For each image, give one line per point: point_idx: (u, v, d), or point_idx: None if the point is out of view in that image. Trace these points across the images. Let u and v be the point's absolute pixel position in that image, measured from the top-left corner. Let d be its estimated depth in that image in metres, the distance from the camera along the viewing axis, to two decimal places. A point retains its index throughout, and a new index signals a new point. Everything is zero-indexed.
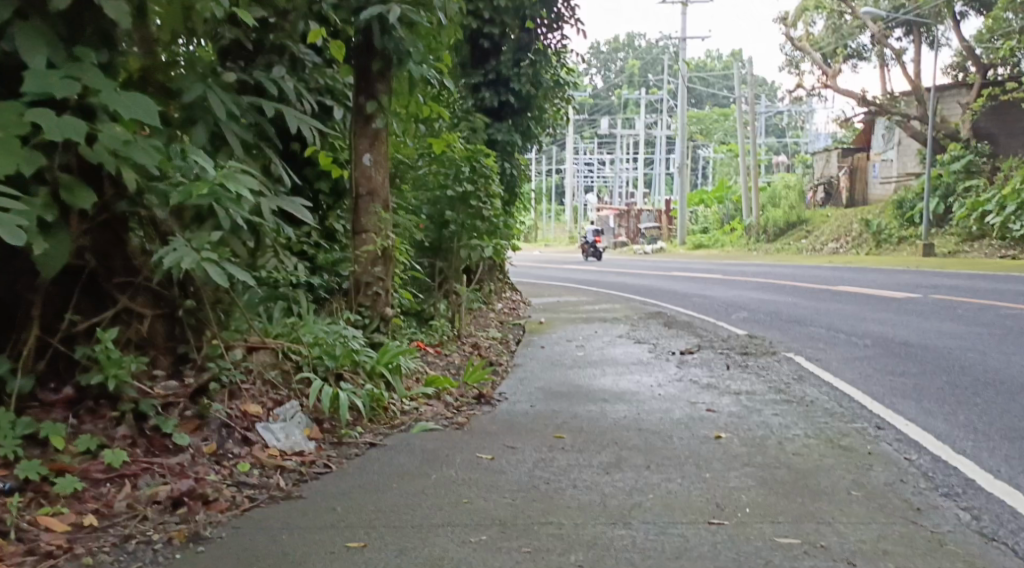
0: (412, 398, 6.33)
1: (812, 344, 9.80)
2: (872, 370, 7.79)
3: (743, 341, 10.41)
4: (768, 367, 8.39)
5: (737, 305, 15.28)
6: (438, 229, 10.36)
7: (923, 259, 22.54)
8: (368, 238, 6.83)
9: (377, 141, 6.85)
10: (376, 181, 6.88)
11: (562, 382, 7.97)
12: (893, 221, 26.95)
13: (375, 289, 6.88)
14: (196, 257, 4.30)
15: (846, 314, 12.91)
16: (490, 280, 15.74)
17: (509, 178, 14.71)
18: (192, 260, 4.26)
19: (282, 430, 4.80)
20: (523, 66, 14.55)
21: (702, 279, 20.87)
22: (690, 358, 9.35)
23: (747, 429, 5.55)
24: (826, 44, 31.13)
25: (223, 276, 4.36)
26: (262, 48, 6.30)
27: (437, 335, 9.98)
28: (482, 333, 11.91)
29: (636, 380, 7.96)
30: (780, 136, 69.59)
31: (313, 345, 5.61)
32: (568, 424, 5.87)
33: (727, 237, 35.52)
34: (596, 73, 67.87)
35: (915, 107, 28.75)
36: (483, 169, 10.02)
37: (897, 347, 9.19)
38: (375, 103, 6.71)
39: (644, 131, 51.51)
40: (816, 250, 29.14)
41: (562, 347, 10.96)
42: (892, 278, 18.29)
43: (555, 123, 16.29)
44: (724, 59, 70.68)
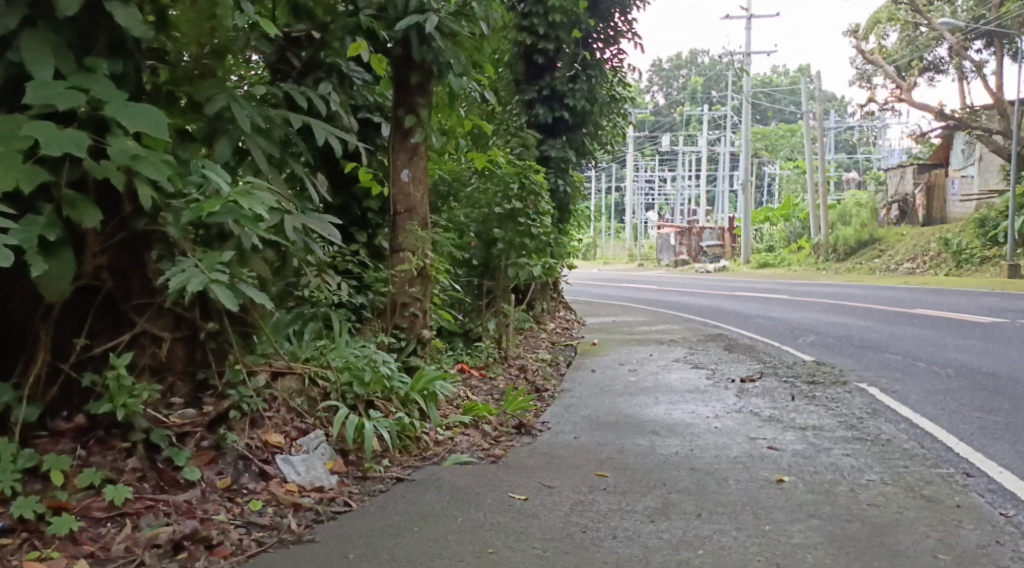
0: (447, 427, 5.98)
1: (888, 373, 9.22)
2: (955, 405, 7.24)
3: (810, 368, 9.87)
4: (837, 399, 7.84)
5: (805, 327, 14.70)
6: (486, 247, 10.06)
7: (1006, 281, 21.56)
8: (405, 256, 6.50)
9: (416, 156, 6.54)
10: (415, 198, 6.58)
11: (612, 411, 7.56)
12: (975, 240, 25.92)
13: (412, 310, 6.55)
14: (203, 278, 3.98)
15: (924, 339, 12.27)
16: (544, 299, 15.40)
17: (563, 197, 14.31)
18: (199, 282, 3.95)
19: (303, 462, 4.42)
20: (579, 82, 14.22)
21: (767, 299, 20.27)
22: (750, 386, 8.83)
23: (814, 472, 5.13)
24: (900, 57, 30.19)
25: (232, 299, 4.03)
26: (310, 67, 6.37)
27: (482, 358, 9.73)
28: (531, 354, 11.59)
29: (690, 410, 7.51)
30: (851, 153, 68.06)
31: (343, 370, 5.26)
32: (615, 459, 5.48)
33: (794, 255, 34.59)
34: (658, 91, 67.31)
35: (998, 121, 27.63)
36: (533, 186, 9.65)
37: (981, 378, 8.60)
38: (414, 117, 6.41)
39: (708, 148, 50.72)
40: (890, 270, 28.02)
41: (614, 371, 10.56)
42: (973, 301, 17.42)
43: (614, 140, 15.92)
44: (792, 74, 69.51)
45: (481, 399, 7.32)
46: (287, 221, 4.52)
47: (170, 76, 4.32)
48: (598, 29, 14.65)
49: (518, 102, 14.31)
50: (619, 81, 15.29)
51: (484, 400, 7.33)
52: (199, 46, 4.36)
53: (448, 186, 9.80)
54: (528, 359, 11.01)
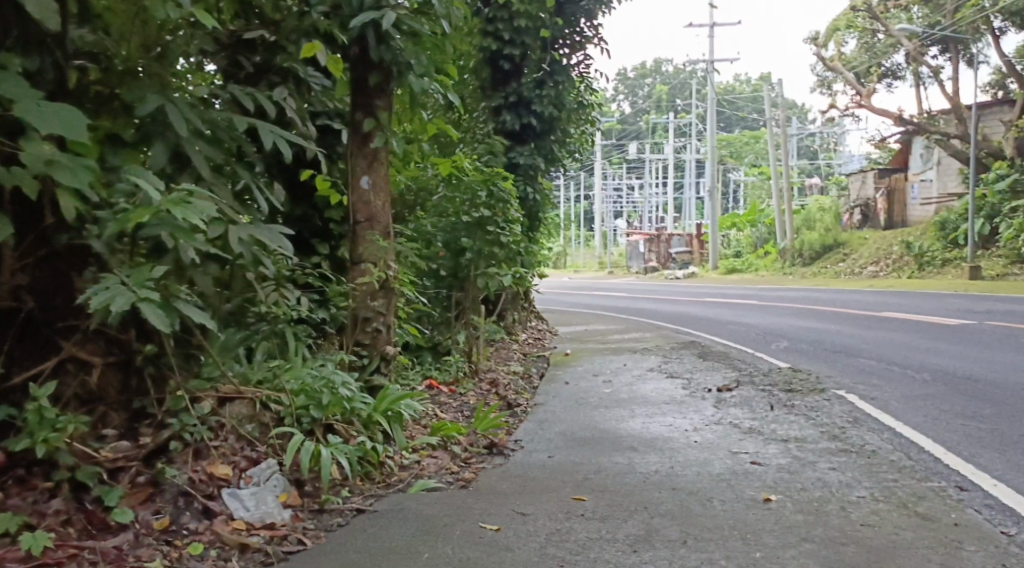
0: (414, 450, 5.62)
1: (865, 379, 8.98)
2: (937, 412, 6.98)
3: (786, 375, 9.61)
4: (817, 407, 7.57)
5: (777, 333, 14.49)
6: (455, 257, 9.70)
7: (969, 282, 21.56)
8: (367, 268, 6.13)
9: (376, 163, 6.20)
10: (376, 207, 6.22)
11: (586, 426, 7.22)
12: (936, 243, 25.99)
13: (375, 325, 6.18)
14: (129, 297, 3.61)
15: (896, 343, 12.10)
16: (514, 309, 15.08)
17: (531, 205, 14.01)
18: (125, 301, 3.58)
19: (252, 497, 4.06)
20: (545, 88, 13.94)
21: (736, 305, 20.09)
22: (727, 396, 8.54)
23: (802, 489, 4.83)
24: (859, 63, 30.33)
25: (162, 319, 3.66)
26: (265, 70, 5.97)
27: (450, 372, 9.38)
28: (501, 367, 11.26)
29: (668, 423, 7.20)
30: (813, 159, 68.56)
31: (298, 393, 4.88)
32: (592, 480, 5.15)
33: (761, 261, 34.56)
34: (623, 100, 67.37)
35: (955, 126, 27.78)
36: (500, 194, 9.45)
37: (960, 382, 8.39)
38: (373, 120, 6.06)
39: (673, 155, 50.79)
40: (855, 273, 28.07)
41: (588, 382, 10.23)
42: (941, 303, 17.33)
43: (583, 148, 15.66)
44: (754, 82, 69.96)
45: (449, 418, 6.94)
46: (232, 232, 4.14)
47: (101, 75, 4.05)
48: (563, 34, 14.40)
49: (483, 108, 14.00)
50: (585, 88, 15.05)
51: (453, 418, 6.97)
52: (139, 47, 4.09)
53: (414, 195, 9.52)
54: (499, 372, 10.64)
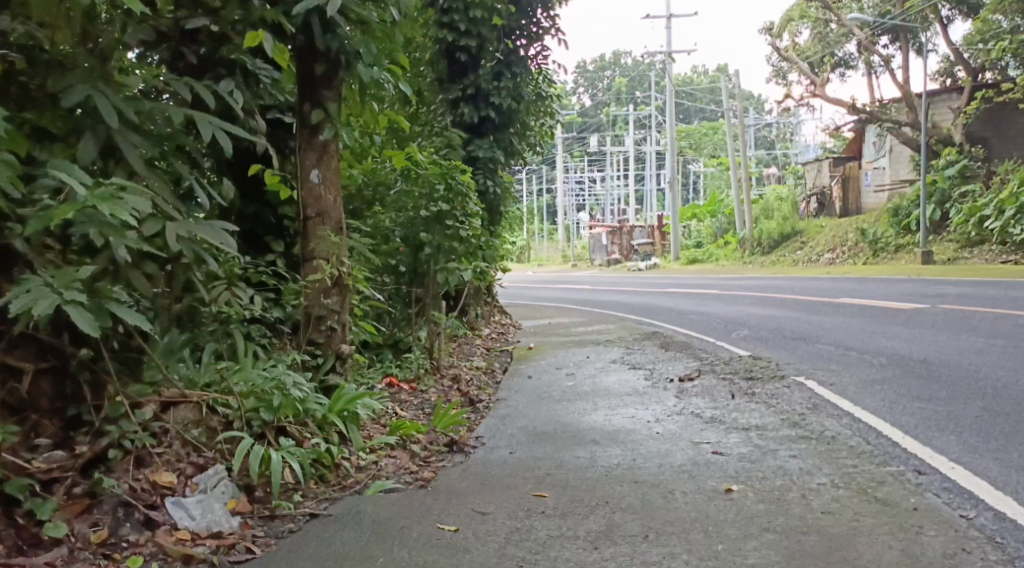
0: (372, 450, 5.48)
1: (825, 364, 8.98)
2: (894, 395, 6.97)
3: (747, 364, 9.58)
4: (778, 394, 7.55)
5: (737, 322, 14.51)
6: (414, 253, 9.56)
7: (923, 267, 21.80)
8: (319, 264, 5.97)
9: (326, 155, 6.05)
10: (327, 201, 6.07)
11: (547, 420, 7.11)
12: (889, 229, 26.28)
13: (329, 324, 6.02)
14: (54, 298, 3.46)
15: (853, 328, 12.15)
16: (476, 304, 14.97)
17: (493, 198, 13.88)
18: (49, 304, 3.43)
19: (199, 505, 3.95)
20: (503, 80, 13.80)
21: (698, 295, 20.12)
22: (689, 386, 8.50)
23: (763, 479, 4.76)
24: (813, 53, 30.56)
25: (89, 322, 3.51)
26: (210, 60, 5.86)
27: (411, 369, 9.24)
28: (463, 363, 11.13)
29: (631, 416, 7.12)
30: (770, 149, 69.12)
31: (248, 395, 4.74)
32: (553, 475, 5.04)
33: (720, 251, 34.74)
34: (583, 93, 67.37)
35: (907, 113, 28.10)
36: (459, 187, 9.27)
37: (916, 365, 8.42)
38: (322, 111, 5.90)
39: (632, 147, 50.88)
40: (812, 261, 28.32)
41: (551, 376, 10.14)
42: (895, 288, 17.48)
43: (544, 141, 15.58)
44: (712, 73, 70.32)
45: (408, 417, 6.80)
46: (169, 229, 4.00)
47: (26, 67, 3.99)
48: (519, 25, 14.28)
49: (440, 101, 13.83)
50: (543, 80, 14.93)
51: (413, 416, 6.83)
52: (67, 38, 4.04)
53: (372, 191, 9.30)
54: (462, 368, 10.52)
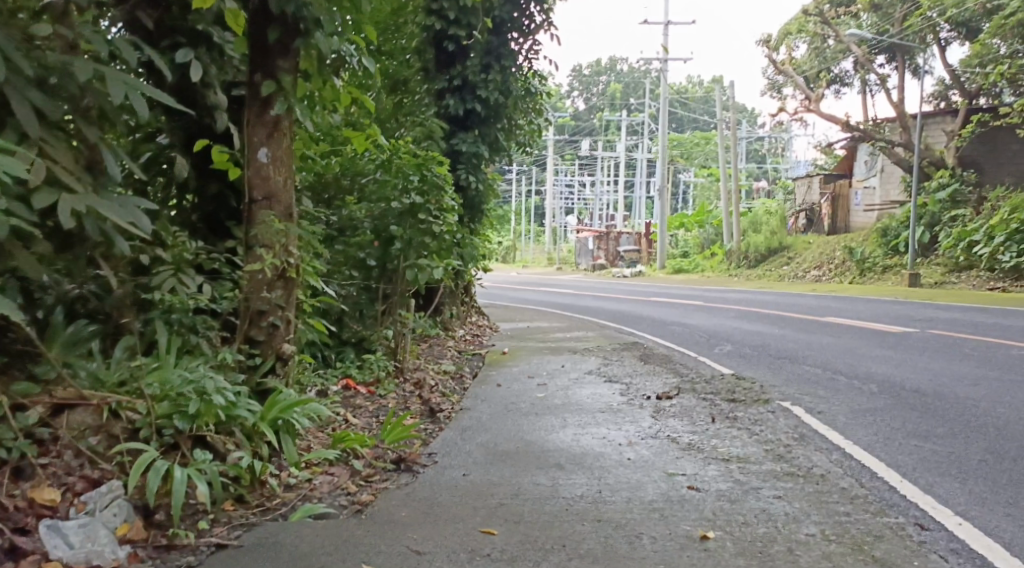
0: (307, 466, 4.92)
1: (811, 389, 8.45)
2: (887, 429, 6.43)
3: (729, 384, 9.02)
4: (761, 421, 6.98)
5: (720, 336, 13.98)
6: (384, 246, 9.06)
7: (910, 289, 21.37)
8: (259, 253, 5.35)
9: (277, 132, 5.44)
10: (275, 182, 5.46)
11: (510, 438, 6.52)
12: (877, 249, 25.87)
13: (271, 320, 5.42)
14: None
15: (841, 350, 11.65)
16: (451, 304, 14.41)
17: (473, 195, 13.32)
18: None
19: (80, 530, 3.50)
20: (491, 72, 13.21)
21: (681, 305, 19.60)
22: (667, 405, 7.93)
23: (743, 524, 4.24)
24: (809, 68, 30.20)
25: None
26: (162, 29, 6.02)
27: (370, 372, 8.69)
28: (430, 366, 10.57)
29: (601, 436, 6.55)
30: (760, 162, 68.81)
31: (160, 399, 4.21)
32: (507, 507, 4.48)
33: (707, 262, 34.27)
34: (577, 97, 66.82)
35: (900, 133, 27.70)
36: (434, 179, 8.85)
37: (907, 395, 7.92)
38: (275, 83, 5.29)
39: (624, 154, 50.43)
40: (798, 277, 27.89)
41: (521, 385, 9.57)
42: (881, 310, 16.98)
43: (533, 142, 14.95)
44: (706, 84, 69.99)
45: (354, 429, 6.19)
46: (63, 203, 3.62)
47: None
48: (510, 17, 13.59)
49: (425, 91, 13.27)
50: (536, 77, 14.36)
51: (361, 428, 6.24)
52: None
53: (351, 180, 9.22)
54: (428, 373, 9.87)
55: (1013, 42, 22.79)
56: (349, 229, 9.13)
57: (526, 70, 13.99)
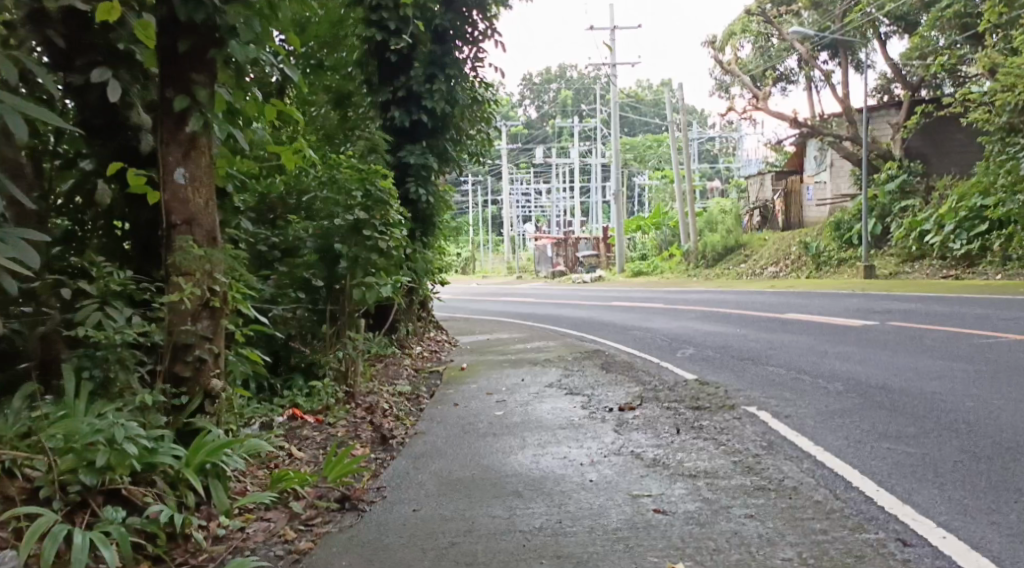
0: (241, 512, 4.60)
1: (776, 391, 8.18)
2: (856, 431, 6.17)
3: (693, 390, 8.73)
4: (728, 429, 6.68)
5: (682, 339, 13.72)
6: (329, 264, 8.71)
7: (865, 281, 21.36)
8: (178, 281, 4.97)
9: (195, 151, 5.07)
10: (195, 206, 5.09)
11: (466, 463, 6.16)
12: (831, 243, 25.88)
13: (197, 354, 5.07)
14: None
15: (802, 348, 11.45)
16: (408, 321, 14.02)
17: (424, 208, 12.91)
18: None
19: None
20: (436, 82, 12.83)
21: (642, 309, 19.35)
22: (629, 417, 7.61)
23: (713, 553, 3.95)
24: (755, 67, 30.26)
25: None
26: (75, 46, 5.67)
27: (319, 400, 8.30)
28: (385, 387, 10.16)
29: (562, 456, 6.23)
30: (713, 162, 69.19)
31: (65, 452, 3.98)
32: (458, 548, 4.18)
33: (665, 263, 34.16)
34: (529, 106, 66.66)
35: (846, 128, 27.81)
36: (379, 193, 8.68)
37: (874, 392, 7.68)
38: (188, 98, 4.91)
39: (578, 160, 50.31)
40: (755, 275, 27.86)
41: (479, 402, 9.21)
42: (839, 304, 16.85)
43: (485, 152, 14.66)
44: (656, 87, 70.28)
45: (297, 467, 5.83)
46: None
47: None
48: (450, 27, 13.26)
49: (370, 104, 12.93)
50: (484, 89, 14.09)
51: (304, 466, 5.87)
52: None
53: (297, 199, 8.96)
54: (382, 395, 9.46)
55: (953, 34, 22.93)
56: (293, 250, 8.79)
57: (472, 79, 13.63)
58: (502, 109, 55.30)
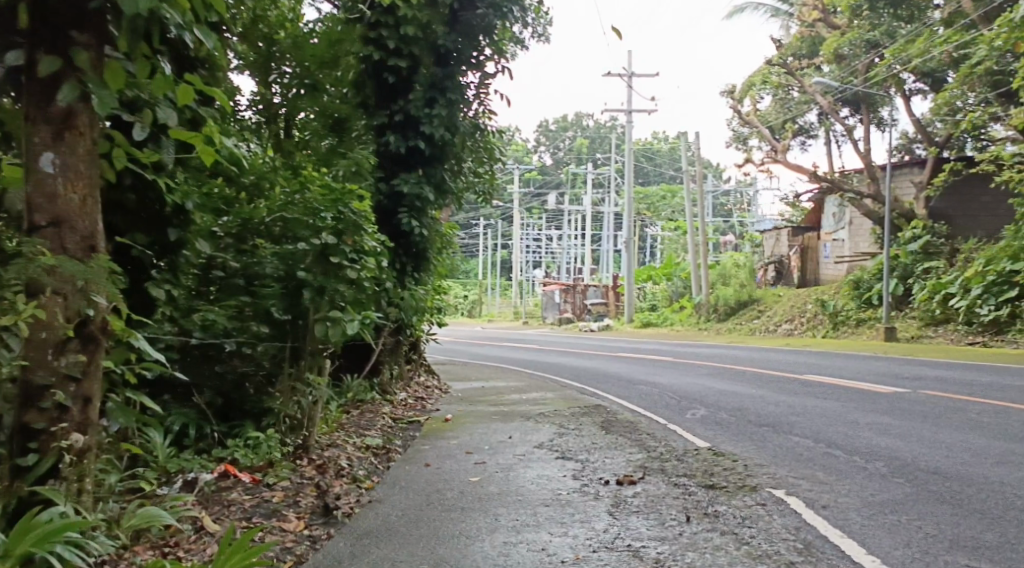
0: None
1: (805, 470, 6.86)
2: (919, 535, 4.93)
3: (705, 461, 7.42)
4: (750, 518, 5.39)
5: (693, 398, 12.39)
6: (292, 296, 7.39)
7: (886, 344, 20.02)
8: (26, 300, 3.78)
9: (70, 133, 3.91)
10: (67, 203, 3.94)
11: (416, 553, 4.96)
12: (850, 302, 24.53)
13: (56, 397, 3.91)
14: None
15: (828, 415, 10.12)
16: (393, 363, 12.74)
17: (416, 242, 11.51)
18: None
19: None
20: (436, 107, 11.43)
21: (651, 362, 18.01)
22: (628, 494, 6.31)
23: None
24: (774, 119, 29.27)
25: None
26: None
27: (262, 455, 7.00)
28: (353, 439, 8.83)
29: (539, 548, 4.96)
30: (727, 217, 68.11)
31: None
32: None
33: (676, 315, 32.78)
34: (544, 152, 65.79)
35: (867, 185, 26.68)
36: (351, 216, 7.35)
37: (926, 477, 6.39)
38: (62, 61, 3.78)
39: (590, 207, 49.18)
40: (769, 331, 26.50)
41: (457, 462, 7.92)
42: (861, 367, 15.48)
43: (492, 189, 13.46)
44: (672, 139, 69.51)
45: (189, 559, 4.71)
46: None
47: None
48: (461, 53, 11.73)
49: (365, 128, 11.50)
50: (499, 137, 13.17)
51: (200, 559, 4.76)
52: None
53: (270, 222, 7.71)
54: (343, 450, 8.14)
55: (982, 92, 21.76)
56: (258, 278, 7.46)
57: (479, 112, 12.36)
58: (515, 153, 54.44)
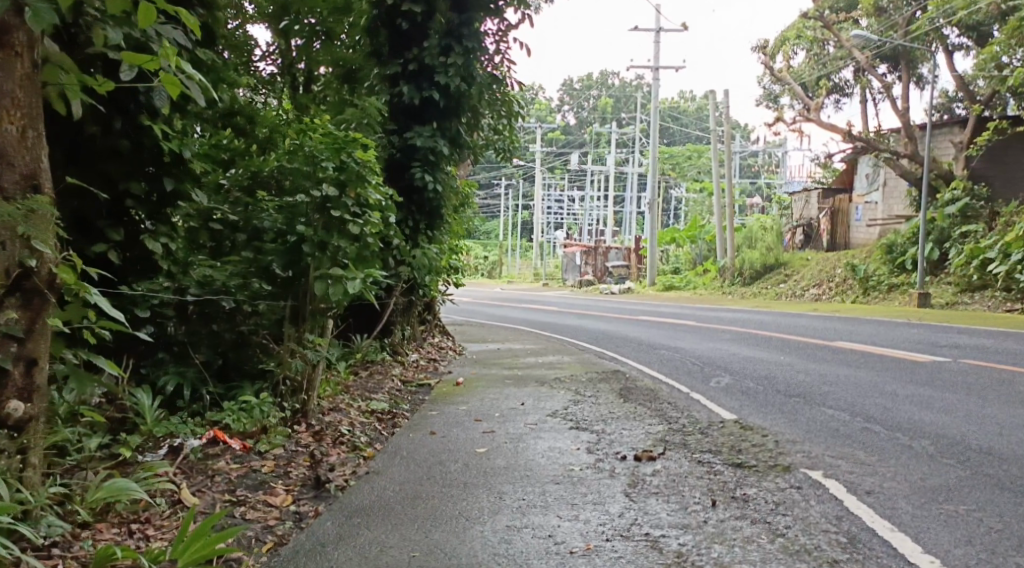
0: None
1: (845, 448, 6.28)
2: (981, 529, 4.37)
3: (733, 436, 6.87)
4: (785, 504, 4.85)
5: (717, 365, 11.78)
6: (292, 253, 6.62)
7: (918, 310, 19.29)
8: None
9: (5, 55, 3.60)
10: (5, 133, 3.67)
11: (410, 538, 4.47)
12: (882, 266, 23.82)
13: None
14: None
15: (863, 386, 9.51)
16: (404, 322, 12.21)
17: (430, 199, 10.75)
18: None
19: None
20: (452, 55, 10.53)
21: (673, 326, 17.37)
22: (646, 472, 5.77)
23: None
24: (808, 76, 28.21)
25: None
26: None
27: (256, 420, 6.42)
28: (355, 403, 8.31)
29: (546, 535, 4.45)
30: (754, 178, 66.90)
31: None
32: None
33: (700, 278, 32.11)
34: (568, 111, 64.62)
35: (904, 145, 25.69)
36: (355, 165, 6.63)
37: (982, 460, 5.80)
38: None
39: (614, 166, 48.29)
40: (795, 296, 25.80)
41: (465, 432, 7.36)
42: (896, 334, 14.80)
43: (510, 145, 12.76)
44: (699, 99, 68.16)
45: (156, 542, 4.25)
46: None
47: None
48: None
49: (377, 77, 10.75)
50: (521, 92, 12.44)
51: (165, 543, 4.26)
52: None
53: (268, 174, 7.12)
54: (345, 415, 7.62)
55: None
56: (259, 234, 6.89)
57: (501, 67, 11.64)
58: (539, 111, 53.50)
